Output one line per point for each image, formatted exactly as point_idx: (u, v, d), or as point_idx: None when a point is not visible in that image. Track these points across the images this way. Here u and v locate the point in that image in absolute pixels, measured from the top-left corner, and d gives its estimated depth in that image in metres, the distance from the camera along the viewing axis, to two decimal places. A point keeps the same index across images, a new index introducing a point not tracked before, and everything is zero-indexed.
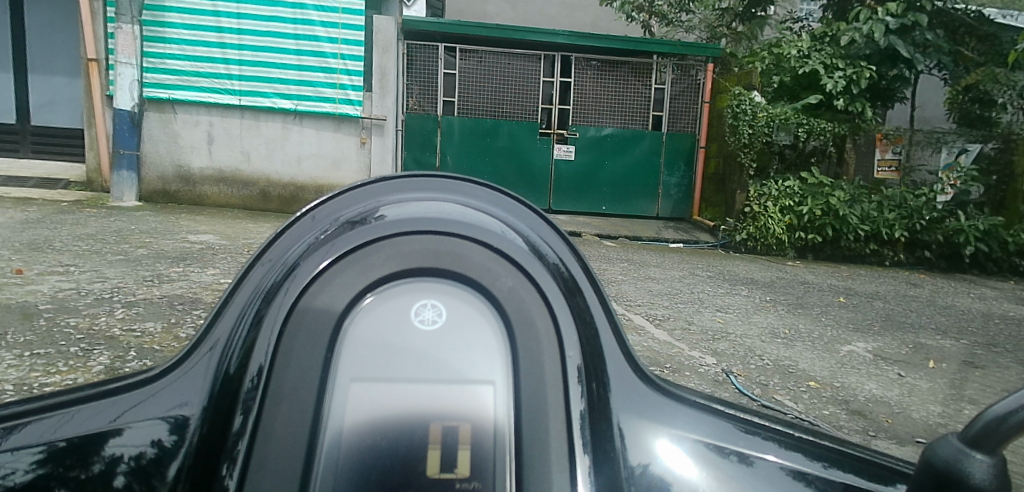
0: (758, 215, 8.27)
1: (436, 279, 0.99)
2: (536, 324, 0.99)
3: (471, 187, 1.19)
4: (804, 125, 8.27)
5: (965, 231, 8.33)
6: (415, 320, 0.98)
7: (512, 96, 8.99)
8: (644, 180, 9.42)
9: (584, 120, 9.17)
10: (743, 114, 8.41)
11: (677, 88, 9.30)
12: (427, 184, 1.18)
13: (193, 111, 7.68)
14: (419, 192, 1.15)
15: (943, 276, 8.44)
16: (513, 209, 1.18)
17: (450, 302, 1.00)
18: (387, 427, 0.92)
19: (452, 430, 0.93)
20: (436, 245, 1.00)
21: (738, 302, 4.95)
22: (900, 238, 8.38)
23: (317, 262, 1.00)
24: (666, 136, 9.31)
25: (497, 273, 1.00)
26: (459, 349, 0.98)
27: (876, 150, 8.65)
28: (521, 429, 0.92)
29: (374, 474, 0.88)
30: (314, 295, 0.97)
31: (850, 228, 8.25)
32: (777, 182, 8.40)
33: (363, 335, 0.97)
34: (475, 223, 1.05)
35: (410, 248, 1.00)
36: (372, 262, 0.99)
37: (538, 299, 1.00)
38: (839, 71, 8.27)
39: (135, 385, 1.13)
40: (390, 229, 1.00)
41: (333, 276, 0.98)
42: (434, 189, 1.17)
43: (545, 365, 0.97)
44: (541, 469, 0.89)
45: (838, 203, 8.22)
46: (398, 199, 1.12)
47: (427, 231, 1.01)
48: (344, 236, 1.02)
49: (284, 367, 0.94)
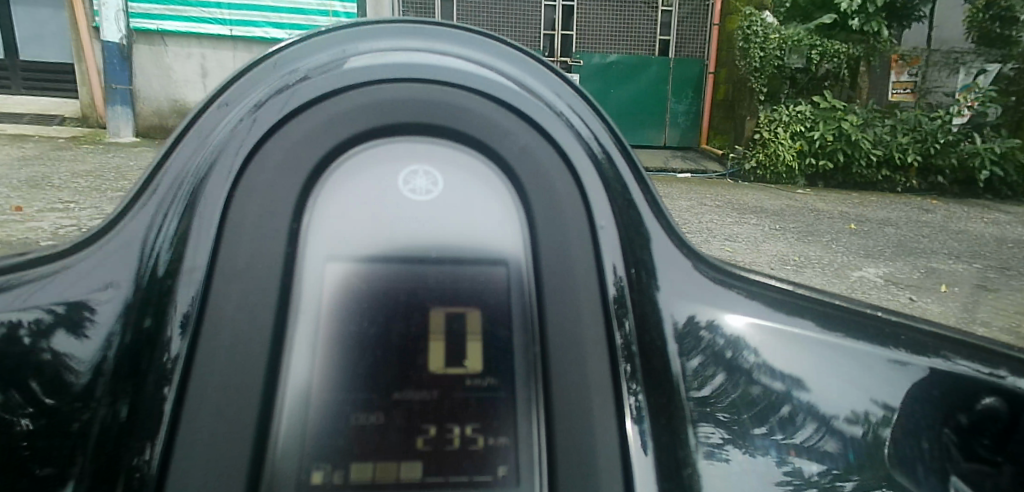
0: (767, 142, 8.11)
1: (437, 140, 0.93)
2: (552, 192, 0.94)
3: (467, 38, 1.08)
4: (816, 47, 7.97)
5: (981, 154, 8.18)
6: (405, 188, 0.93)
7: (513, 21, 8.65)
8: (652, 107, 9.16)
9: (588, 45, 8.87)
10: (754, 35, 8.06)
11: (684, 12, 8.95)
12: (414, 35, 1.07)
13: (184, 43, 7.35)
14: (406, 40, 1.04)
15: (956, 201, 8.38)
16: (523, 60, 1.08)
17: (444, 168, 0.94)
18: (390, 306, 0.90)
19: (458, 317, 0.91)
20: (423, 94, 0.92)
21: (747, 231, 4.90)
22: (913, 163, 8.26)
23: (271, 118, 0.91)
24: (674, 61, 9.00)
25: (508, 131, 0.94)
26: (463, 218, 0.94)
27: (892, 73, 8.46)
28: (542, 308, 0.92)
29: (371, 362, 0.88)
30: (268, 152, 0.91)
31: (862, 153, 8.10)
32: (788, 107, 8.14)
33: (339, 199, 0.92)
34: (478, 75, 0.95)
35: (400, 98, 0.91)
36: (341, 117, 0.91)
37: (555, 158, 0.95)
38: None
39: (47, 256, 1.05)
40: (367, 77, 0.92)
41: (293, 133, 0.91)
42: (426, 39, 1.06)
43: (572, 241, 0.95)
44: (574, 361, 0.90)
45: (851, 128, 8.00)
46: (378, 46, 1.01)
47: (414, 80, 0.92)
48: (304, 87, 0.92)
49: (232, 244, 0.90)
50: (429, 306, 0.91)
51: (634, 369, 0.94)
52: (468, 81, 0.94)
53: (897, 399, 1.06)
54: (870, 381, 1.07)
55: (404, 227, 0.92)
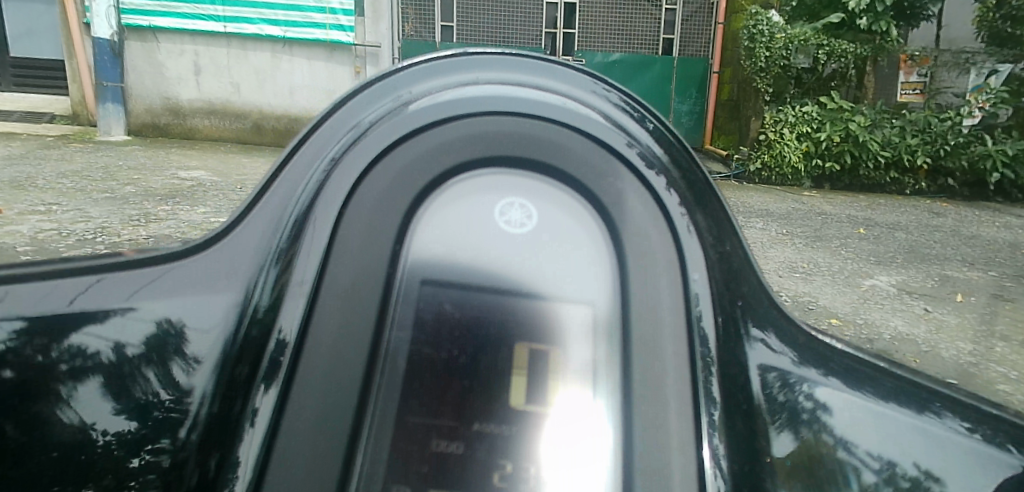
0: (773, 142, 7.97)
1: (522, 166, 0.82)
2: (654, 225, 0.82)
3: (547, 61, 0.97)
4: (824, 46, 7.79)
5: (992, 156, 8.07)
6: (499, 219, 0.80)
7: (514, 20, 8.49)
8: (656, 107, 8.99)
9: (590, 45, 8.73)
10: (760, 35, 7.91)
11: (688, 11, 8.80)
12: (494, 60, 0.96)
13: (178, 39, 7.19)
14: (486, 67, 0.95)
15: (965, 204, 8.27)
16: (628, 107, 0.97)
17: (540, 198, 0.81)
18: (464, 345, 0.75)
19: (542, 356, 0.74)
20: (529, 124, 0.83)
21: (754, 236, 4.74)
22: (922, 165, 8.17)
23: (380, 140, 0.85)
24: (677, 60, 8.84)
25: (610, 174, 0.82)
26: (564, 254, 0.79)
27: (901, 73, 8.26)
28: (634, 349, 0.75)
29: (442, 406, 0.71)
30: (377, 175, 0.83)
31: (870, 155, 7.95)
32: (795, 108, 7.97)
33: (433, 224, 0.81)
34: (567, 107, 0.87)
35: (498, 129, 0.83)
36: (444, 140, 0.83)
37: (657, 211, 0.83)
38: None
39: (164, 260, 0.96)
40: (475, 105, 0.85)
41: (397, 155, 0.83)
42: (505, 65, 0.95)
43: (679, 293, 0.80)
44: (659, 408, 0.72)
45: (859, 128, 7.85)
46: (458, 78, 0.93)
47: (520, 110, 0.85)
48: (413, 110, 0.86)
49: (334, 268, 0.80)
50: (514, 343, 0.75)
51: (711, 376, 0.77)
52: (574, 119, 0.85)
53: (942, 471, 0.80)
54: (907, 432, 0.82)
55: (497, 257, 0.79)
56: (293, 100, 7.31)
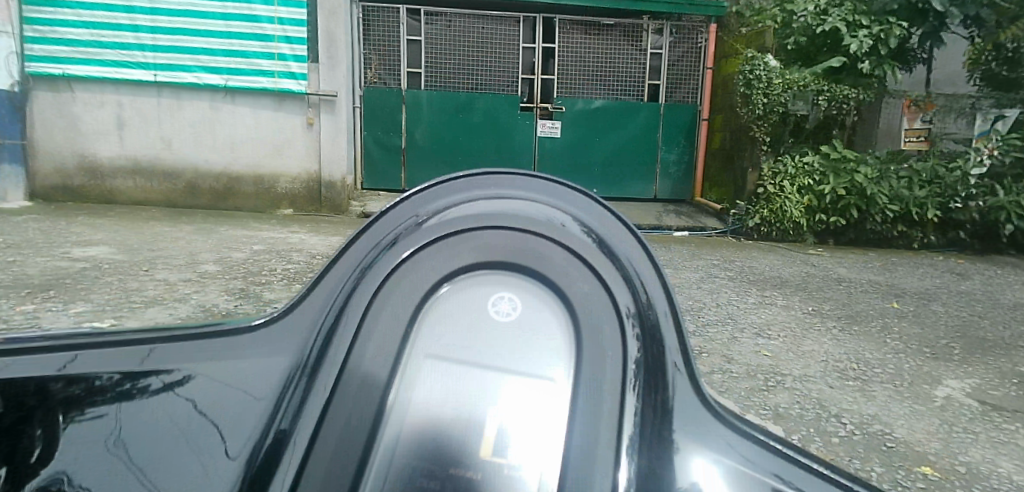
0: (773, 196, 7.26)
1: (514, 272, 1.09)
2: (599, 321, 1.05)
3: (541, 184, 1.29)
4: (824, 91, 7.11)
5: (1005, 207, 7.50)
6: (492, 310, 1.07)
7: (487, 66, 7.77)
8: (642, 156, 8.31)
9: (570, 91, 8.02)
10: (757, 81, 7.22)
11: (674, 54, 8.22)
12: (500, 185, 1.27)
13: (98, 89, 6.31)
14: (495, 191, 1.26)
15: (978, 259, 7.69)
16: (599, 214, 1.26)
17: (523, 297, 1.08)
18: (445, 409, 0.98)
19: (501, 420, 0.97)
20: (518, 241, 1.11)
21: (779, 319, 3.95)
22: (932, 217, 7.57)
23: (406, 248, 1.13)
24: (663, 107, 8.22)
25: (573, 278, 1.09)
26: (531, 338, 1.05)
27: (906, 118, 7.81)
28: (575, 406, 0.97)
29: (432, 450, 0.94)
30: (404, 271, 1.10)
31: (878, 208, 7.29)
32: (794, 158, 7.37)
33: (444, 313, 1.07)
34: (551, 227, 1.14)
35: (496, 242, 1.12)
36: (458, 251, 1.11)
37: (606, 301, 1.08)
38: (863, 30, 7.23)
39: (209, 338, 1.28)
40: (478, 226, 1.13)
41: (420, 259, 1.11)
42: (509, 188, 1.26)
43: (609, 364, 1.01)
44: (586, 465, 0.91)
45: (866, 181, 7.20)
46: (470, 197, 1.24)
47: (508, 228, 1.13)
48: (431, 229, 1.14)
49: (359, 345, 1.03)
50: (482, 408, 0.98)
51: (634, 458, 0.95)
52: (551, 234, 1.13)
53: None
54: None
55: (482, 339, 1.05)
56: (235, 155, 6.46)
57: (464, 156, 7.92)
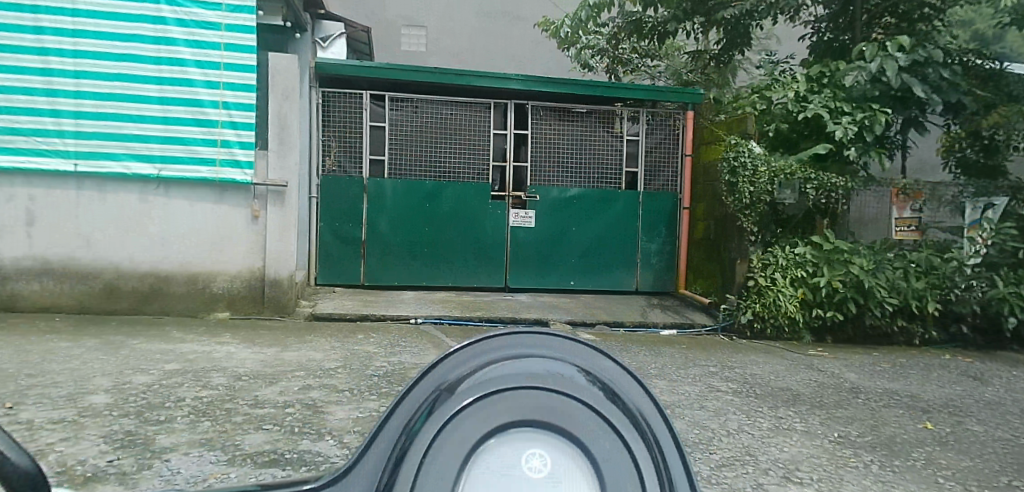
0: (764, 290, 6.71)
1: (562, 444, 0.94)
2: None
3: (575, 347, 1.18)
4: (811, 180, 6.75)
5: (1008, 300, 7.12)
6: (526, 473, 0.92)
7: (456, 152, 7.29)
8: (621, 247, 7.77)
9: (545, 179, 7.55)
10: (742, 169, 6.81)
11: (652, 141, 7.86)
12: (532, 343, 1.16)
13: (8, 181, 5.59)
14: (528, 351, 1.14)
15: (985, 356, 7.18)
16: (627, 375, 1.18)
17: (564, 476, 0.93)
18: None
19: None
20: (559, 403, 0.96)
21: (806, 454, 3.29)
22: (932, 311, 7.10)
23: (440, 412, 0.97)
24: (643, 195, 7.78)
25: (616, 452, 0.95)
26: None
27: (894, 208, 7.49)
28: None
29: None
30: (439, 437, 0.93)
31: (877, 302, 6.80)
32: (784, 249, 6.91)
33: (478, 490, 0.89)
34: (589, 388, 1.01)
35: (530, 407, 0.95)
36: (496, 412, 0.94)
37: (653, 484, 0.96)
38: (846, 116, 7.02)
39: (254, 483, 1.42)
40: (512, 382, 0.98)
41: (459, 422, 0.94)
42: (541, 348, 1.15)
43: None
44: None
45: (862, 273, 6.74)
46: (500, 358, 1.11)
47: (550, 388, 0.98)
48: (465, 389, 0.99)
49: None
50: None
51: None
52: (591, 398, 0.99)
53: None
54: None
55: None
56: (167, 251, 5.75)
57: (431, 247, 7.30)
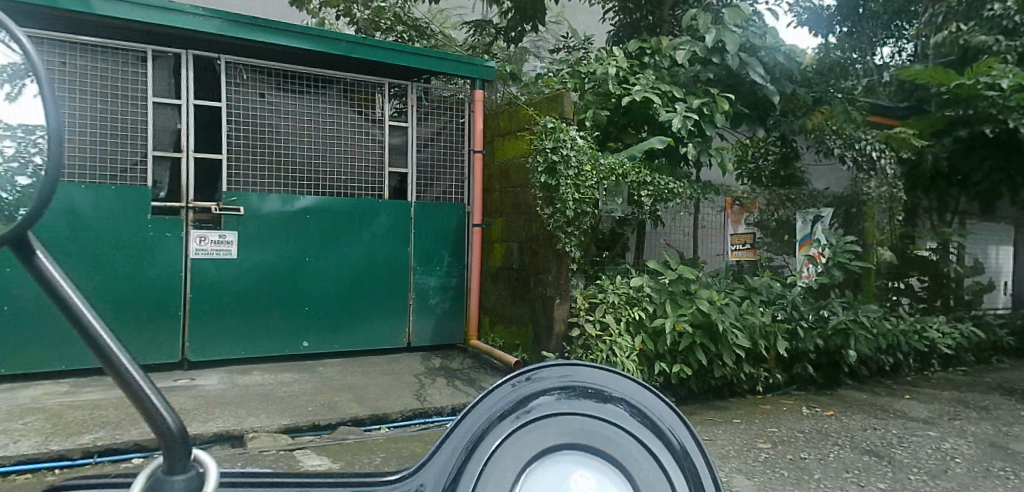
0: (595, 344, 4.54)
1: (592, 452, 1.33)
2: (641, 463, 1.35)
3: (626, 382, 1.61)
4: (645, 184, 4.97)
5: (852, 328, 6.12)
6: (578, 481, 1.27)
7: (83, 132, 4.19)
8: (382, 285, 5.11)
9: (254, 183, 4.69)
10: (563, 166, 4.54)
11: (427, 129, 5.39)
12: (594, 373, 1.61)
13: None
14: (591, 377, 1.60)
15: (833, 400, 5.97)
16: (609, 378, 1.63)
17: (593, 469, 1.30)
18: None
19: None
20: (578, 425, 1.37)
21: None
22: (780, 351, 5.68)
23: (493, 438, 1.37)
24: (416, 206, 5.24)
25: (631, 452, 1.36)
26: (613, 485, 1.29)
27: (729, 221, 6.10)
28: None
29: None
30: (503, 453, 1.32)
31: (729, 349, 5.06)
32: (615, 282, 4.92)
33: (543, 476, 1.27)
34: (593, 409, 1.43)
35: (571, 427, 1.36)
36: (540, 435, 1.35)
37: (646, 451, 1.39)
38: (680, 103, 5.37)
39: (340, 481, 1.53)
40: (542, 413, 1.40)
41: (510, 444, 1.34)
42: (599, 377, 1.60)
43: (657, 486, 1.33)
44: None
45: (714, 311, 4.96)
46: (554, 377, 1.58)
47: (571, 413, 1.40)
48: (508, 421, 1.40)
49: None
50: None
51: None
52: (596, 413, 1.42)
53: None
54: None
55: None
56: None
57: None
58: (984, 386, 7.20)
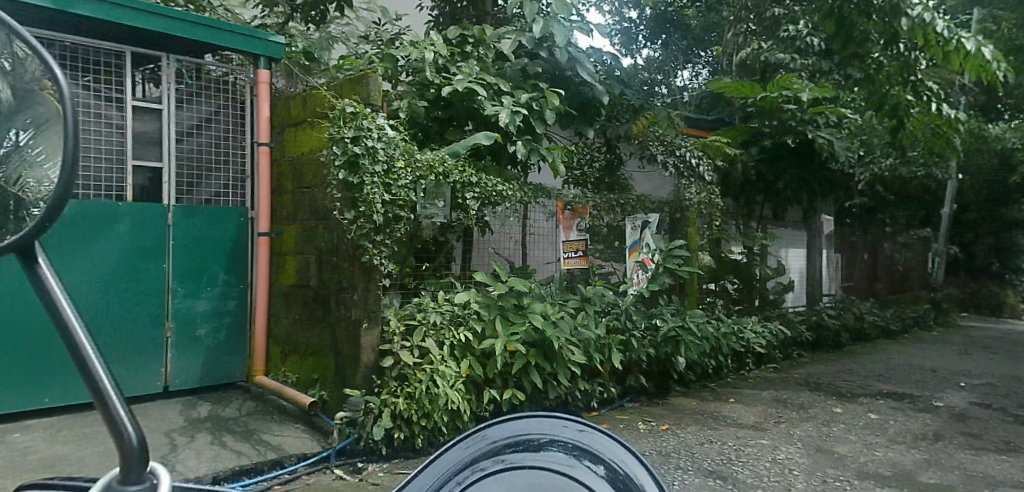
0: (414, 375, 3.77)
1: None
2: None
3: (591, 436, 1.33)
4: (470, 185, 4.31)
5: (682, 335, 5.99)
6: None
7: None
8: (130, 312, 4.04)
9: None
10: (370, 160, 3.67)
11: (193, 115, 4.35)
12: (551, 423, 1.35)
13: None
14: (541, 428, 1.33)
15: (666, 410, 5.79)
16: (579, 432, 1.34)
17: None
18: None
19: None
20: (540, 480, 1.06)
21: None
22: (615, 364, 5.36)
23: None
24: (176, 211, 4.21)
25: None
26: None
27: (561, 228, 5.69)
28: None
29: None
30: None
31: (566, 369, 4.56)
32: (437, 300, 4.17)
33: None
34: (555, 460, 1.13)
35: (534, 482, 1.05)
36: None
37: None
38: (507, 97, 4.82)
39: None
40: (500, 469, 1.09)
41: None
42: (557, 427, 1.34)
43: None
44: None
45: (548, 327, 4.43)
46: (515, 433, 1.28)
47: (533, 467, 1.09)
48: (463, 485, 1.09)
49: None
50: None
51: None
52: (560, 468, 1.11)
53: None
54: None
55: None
56: None
57: None
58: (793, 382, 7.59)
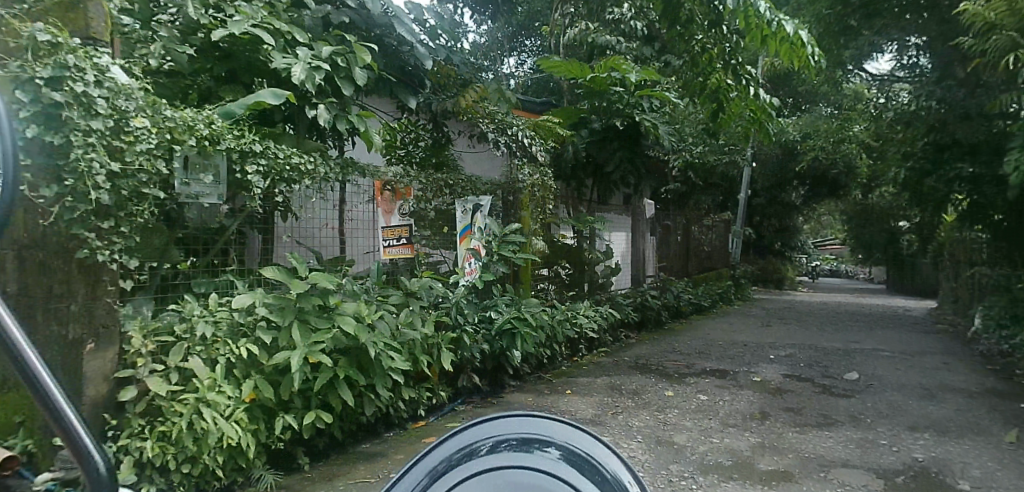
0: (169, 407, 2.87)
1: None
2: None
3: (569, 433, 1.35)
4: (257, 157, 3.45)
5: (517, 326, 5.47)
6: None
7: None
8: None
9: None
10: (89, 116, 2.63)
11: None
12: (536, 419, 1.38)
13: None
14: (518, 424, 1.34)
15: (499, 409, 5.28)
16: (555, 430, 1.36)
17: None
18: None
19: None
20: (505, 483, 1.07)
21: None
22: (445, 365, 4.70)
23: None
24: None
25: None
26: None
27: (379, 212, 4.92)
28: None
29: None
30: None
31: (384, 378, 3.81)
32: (210, 303, 3.25)
33: None
34: (530, 461, 1.14)
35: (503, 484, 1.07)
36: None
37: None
38: (305, 49, 3.92)
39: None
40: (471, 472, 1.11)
41: None
42: (542, 423, 1.37)
43: None
44: None
45: (361, 330, 3.63)
46: (488, 436, 1.30)
47: (500, 472, 1.10)
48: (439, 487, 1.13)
49: None
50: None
51: None
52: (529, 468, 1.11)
53: None
54: None
55: None
56: None
57: None
58: (625, 366, 7.47)
